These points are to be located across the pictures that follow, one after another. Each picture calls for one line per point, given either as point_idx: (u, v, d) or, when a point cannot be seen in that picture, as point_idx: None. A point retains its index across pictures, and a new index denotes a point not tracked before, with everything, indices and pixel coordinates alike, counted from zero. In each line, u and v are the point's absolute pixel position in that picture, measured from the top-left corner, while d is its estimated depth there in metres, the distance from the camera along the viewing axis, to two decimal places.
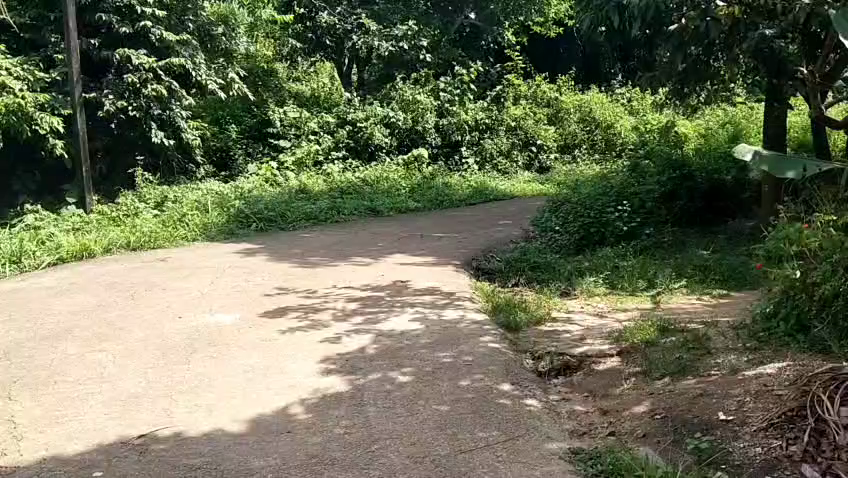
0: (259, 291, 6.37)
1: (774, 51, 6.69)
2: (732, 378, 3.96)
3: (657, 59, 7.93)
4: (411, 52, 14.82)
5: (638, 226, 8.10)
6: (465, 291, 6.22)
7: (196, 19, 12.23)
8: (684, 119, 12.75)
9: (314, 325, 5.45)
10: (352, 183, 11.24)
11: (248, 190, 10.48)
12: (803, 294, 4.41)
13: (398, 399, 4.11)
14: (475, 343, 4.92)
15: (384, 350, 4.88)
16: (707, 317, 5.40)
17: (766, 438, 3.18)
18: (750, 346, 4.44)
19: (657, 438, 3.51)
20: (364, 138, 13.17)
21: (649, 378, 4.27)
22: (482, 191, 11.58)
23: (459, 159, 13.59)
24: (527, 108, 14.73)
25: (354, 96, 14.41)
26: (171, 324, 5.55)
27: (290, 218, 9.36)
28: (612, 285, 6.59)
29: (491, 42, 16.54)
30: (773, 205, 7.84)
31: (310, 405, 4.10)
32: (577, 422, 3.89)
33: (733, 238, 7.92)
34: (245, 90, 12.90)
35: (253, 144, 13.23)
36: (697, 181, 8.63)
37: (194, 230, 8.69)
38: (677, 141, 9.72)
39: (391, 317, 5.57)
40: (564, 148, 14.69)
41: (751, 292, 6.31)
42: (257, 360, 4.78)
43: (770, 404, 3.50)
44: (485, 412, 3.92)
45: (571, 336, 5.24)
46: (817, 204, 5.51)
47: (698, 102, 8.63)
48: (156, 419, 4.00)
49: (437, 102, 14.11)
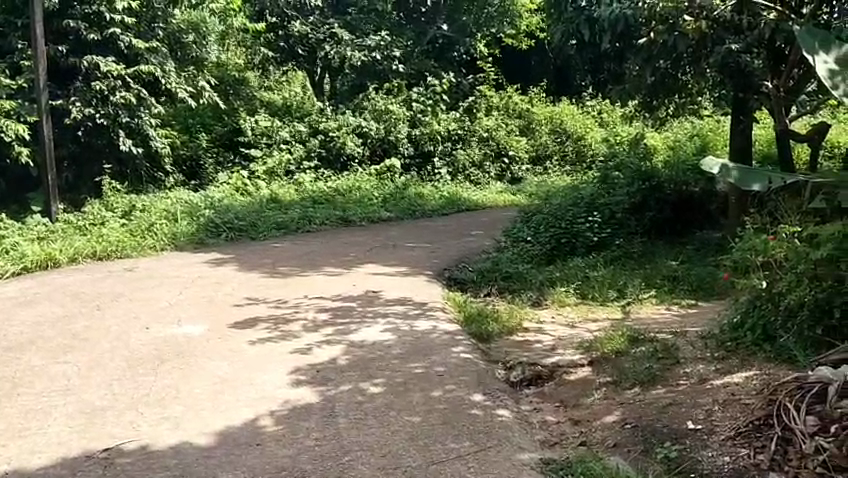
0: (228, 301, 6.30)
1: (740, 67, 6.75)
2: (699, 388, 4.02)
3: (626, 72, 8.01)
4: (383, 62, 14.92)
5: (608, 237, 8.24)
6: (437, 301, 6.22)
7: (166, 26, 12.10)
8: (653, 131, 12.92)
9: (284, 335, 5.39)
10: (324, 193, 11.19)
11: (218, 199, 10.38)
12: (769, 303, 4.51)
13: (369, 410, 4.08)
14: (447, 353, 4.92)
15: (355, 360, 4.85)
16: (675, 327, 5.45)
17: (735, 447, 3.26)
18: (717, 355, 4.49)
19: (627, 447, 3.53)
20: (336, 148, 13.16)
21: (619, 387, 4.29)
22: (455, 201, 11.60)
23: (432, 170, 13.62)
24: (499, 120, 14.82)
25: (326, 106, 14.43)
26: (138, 335, 5.45)
27: (261, 228, 9.25)
28: (583, 295, 6.63)
29: (463, 53, 16.45)
30: (740, 215, 7.98)
31: (280, 417, 4.05)
32: (548, 432, 3.90)
33: (701, 249, 8.03)
34: (216, 99, 12.83)
35: (224, 153, 13.12)
36: (666, 193, 8.75)
37: (162, 239, 8.56)
38: (645, 153, 9.86)
39: (362, 328, 5.53)
40: (535, 160, 14.75)
41: (719, 302, 6.40)
42: (225, 372, 4.71)
43: (737, 414, 3.59)
44: (456, 423, 3.91)
45: (542, 346, 5.26)
46: (782, 215, 5.64)
47: (667, 115, 8.77)
48: (122, 431, 3.92)
49: (410, 113, 14.13)
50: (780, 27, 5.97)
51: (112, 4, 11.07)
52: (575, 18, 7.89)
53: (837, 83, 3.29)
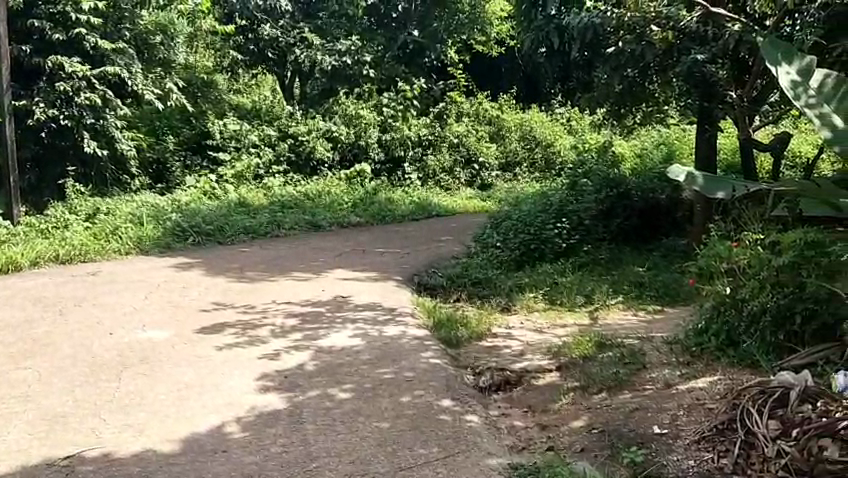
0: (194, 306, 6.21)
1: (705, 76, 6.69)
2: (665, 393, 4.06)
3: (595, 80, 8.01)
4: (354, 67, 14.83)
5: (577, 243, 8.33)
6: (406, 306, 6.21)
7: (133, 28, 11.94)
8: (621, 140, 13.07)
9: (252, 341, 5.33)
10: (293, 197, 11.11)
11: (185, 202, 10.26)
12: (733, 309, 4.56)
13: (337, 416, 4.05)
14: (417, 359, 4.91)
15: (323, 366, 4.81)
16: (642, 332, 5.51)
17: (699, 451, 3.28)
18: (682, 360, 4.51)
19: (595, 451, 3.55)
20: (306, 153, 13.11)
21: (587, 393, 4.32)
22: (425, 207, 11.58)
23: (402, 175, 13.66)
24: (469, 126, 14.84)
25: (296, 110, 14.35)
26: (101, 340, 5.35)
27: (229, 232, 9.14)
28: (551, 300, 6.67)
29: (434, 59, 16.29)
30: (705, 223, 8.10)
31: (246, 423, 4.00)
32: (516, 437, 3.91)
33: (667, 256, 8.14)
34: (184, 101, 12.67)
35: (192, 156, 13.04)
36: (633, 200, 8.85)
37: (127, 243, 8.42)
38: (613, 161, 9.95)
39: (331, 333, 5.49)
40: (505, 166, 14.79)
41: (685, 308, 6.48)
42: (191, 378, 4.64)
43: (702, 418, 3.64)
44: (424, 428, 3.90)
45: (511, 351, 5.28)
46: (744, 223, 5.77)
47: (634, 123, 8.87)
48: (84, 439, 3.83)
49: (380, 118, 14.13)
50: (742, 41, 6.23)
51: (78, 4, 10.90)
52: (544, 26, 7.86)
53: (798, 94, 3.33)
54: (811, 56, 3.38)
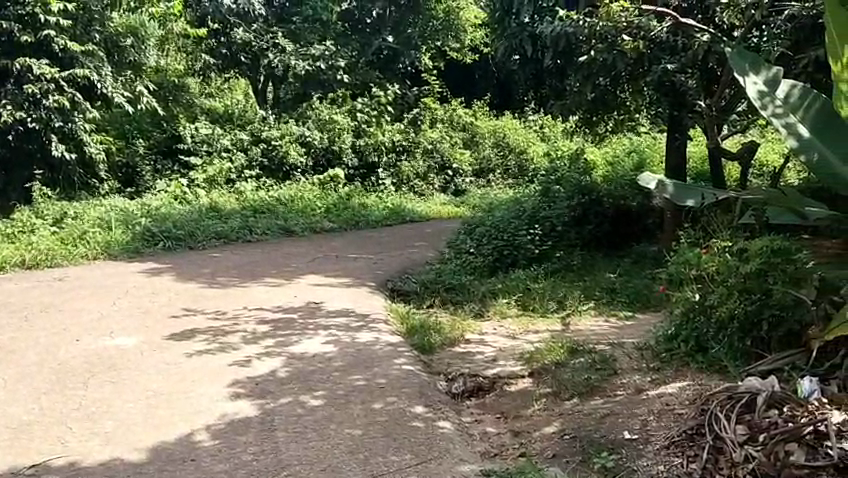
0: (164, 312, 6.13)
1: (675, 85, 7.01)
2: (636, 398, 4.07)
3: (567, 88, 8.12)
4: (328, 72, 14.78)
5: (549, 249, 8.39)
6: (380, 313, 6.19)
7: (103, 30, 11.78)
8: (593, 147, 13.20)
9: (223, 347, 5.27)
10: (266, 202, 11.04)
11: (155, 207, 10.14)
12: (702, 316, 4.60)
13: (309, 424, 4.02)
14: (389, 365, 4.89)
15: (295, 372, 4.78)
16: (613, 338, 5.55)
17: (669, 456, 3.24)
18: (652, 366, 4.55)
19: (566, 457, 3.58)
20: (279, 157, 13.04)
21: (559, 399, 4.34)
22: (399, 212, 11.57)
23: (376, 181, 13.63)
24: (443, 132, 14.87)
25: (269, 114, 14.26)
26: (68, 347, 5.25)
27: (200, 237, 9.05)
28: (524, 306, 6.70)
29: (408, 65, 16.39)
30: (675, 230, 8.20)
31: (216, 431, 3.95)
32: (489, 443, 3.93)
33: (637, 262, 8.23)
34: (155, 105, 12.49)
35: (162, 160, 12.91)
36: (604, 207, 8.95)
37: (95, 247, 8.30)
38: (586, 168, 10.03)
39: (303, 340, 5.45)
40: (479, 173, 14.83)
41: (655, 313, 6.55)
42: (159, 385, 4.57)
43: (671, 423, 3.60)
44: (397, 435, 3.89)
45: (484, 357, 5.29)
46: (713, 230, 5.87)
47: (606, 130, 8.98)
48: (50, 448, 3.76)
49: (354, 123, 14.10)
50: (713, 49, 6.21)
51: (47, 6, 10.74)
52: (517, 34, 7.83)
53: (765, 103, 3.58)
54: (778, 69, 3.66)
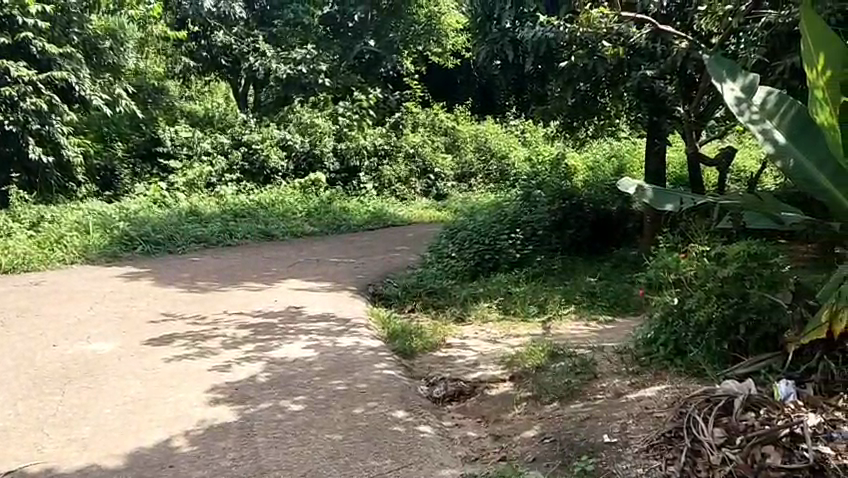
0: (142, 317, 6.06)
1: (654, 91, 7.15)
2: (616, 402, 4.08)
3: (548, 93, 8.22)
4: (310, 75, 14.69)
5: (530, 253, 8.41)
6: (361, 317, 6.17)
7: (82, 32, 11.65)
8: (573, 152, 13.28)
9: (202, 353, 5.23)
10: (246, 206, 10.97)
11: (134, 211, 10.04)
12: (681, 320, 4.62)
13: (289, 429, 4.00)
14: (370, 370, 4.88)
15: (276, 377, 4.75)
16: (593, 342, 5.58)
17: (647, 459, 3.22)
18: (632, 369, 4.57)
19: (546, 461, 3.59)
20: (259, 161, 12.96)
21: (539, 403, 4.36)
22: (380, 216, 11.55)
23: (357, 185, 13.61)
24: (425, 137, 14.88)
25: (249, 118, 14.20)
26: (44, 353, 5.18)
27: (180, 241, 8.98)
28: (505, 310, 6.71)
29: (390, 69, 16.30)
30: (654, 235, 8.27)
31: (195, 437, 3.91)
32: (469, 447, 3.93)
33: (617, 266, 8.28)
34: (134, 107, 12.36)
35: (141, 164, 12.83)
36: (584, 211, 8.99)
37: (73, 251, 8.20)
38: (566, 173, 10.10)
39: (284, 344, 5.42)
40: (461, 177, 14.85)
41: (635, 316, 6.59)
42: (137, 390, 4.53)
43: (650, 426, 3.59)
44: (377, 440, 3.88)
45: (465, 362, 5.29)
46: (691, 235, 5.93)
47: (587, 135, 9.04)
48: (25, 455, 3.70)
49: (335, 127, 14.05)
50: (691, 56, 6.24)
51: (25, 7, 10.60)
52: (498, 40, 7.91)
53: (742, 111, 3.67)
54: (754, 75, 3.72)
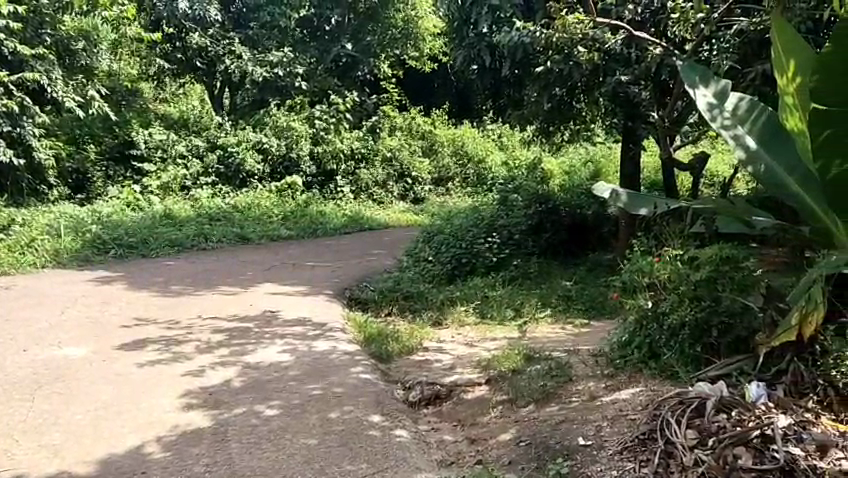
0: (115, 322, 5.98)
1: (629, 97, 7.18)
2: (590, 405, 4.10)
3: (525, 98, 8.28)
4: (286, 79, 14.85)
5: (507, 257, 8.43)
6: (337, 321, 6.14)
7: (55, 33, 11.46)
8: (550, 157, 13.36)
9: (176, 357, 5.17)
10: (221, 210, 10.88)
11: (106, 214, 9.90)
12: (654, 323, 4.65)
13: (263, 434, 3.96)
14: (346, 374, 4.86)
15: (251, 382, 4.71)
16: (569, 345, 5.62)
17: (622, 461, 3.23)
18: (607, 373, 4.60)
19: (521, 464, 3.60)
20: (235, 164, 12.84)
21: (515, 406, 4.37)
22: (357, 220, 11.52)
23: (334, 188, 13.53)
24: (403, 141, 14.90)
25: (225, 120, 14.09)
26: (14, 358, 5.09)
27: (154, 245, 8.86)
28: (481, 314, 6.73)
29: (367, 73, 16.37)
30: (629, 239, 8.33)
31: (168, 443, 3.87)
32: (445, 452, 3.93)
33: (593, 270, 8.35)
34: (107, 109, 12.21)
35: (114, 167, 12.62)
36: (560, 215, 9.04)
37: (44, 255, 8.07)
38: (542, 177, 10.17)
39: (259, 349, 5.38)
40: (438, 181, 14.87)
41: (610, 320, 6.64)
42: (109, 396, 4.47)
43: (624, 429, 3.61)
44: (353, 444, 3.86)
45: (442, 365, 5.29)
46: (665, 239, 5.99)
47: (562, 140, 9.10)
48: None
49: (312, 130, 13.99)
50: (665, 62, 6.32)
51: None
52: (475, 44, 7.96)
53: (714, 116, 3.91)
54: (725, 82, 4.00)
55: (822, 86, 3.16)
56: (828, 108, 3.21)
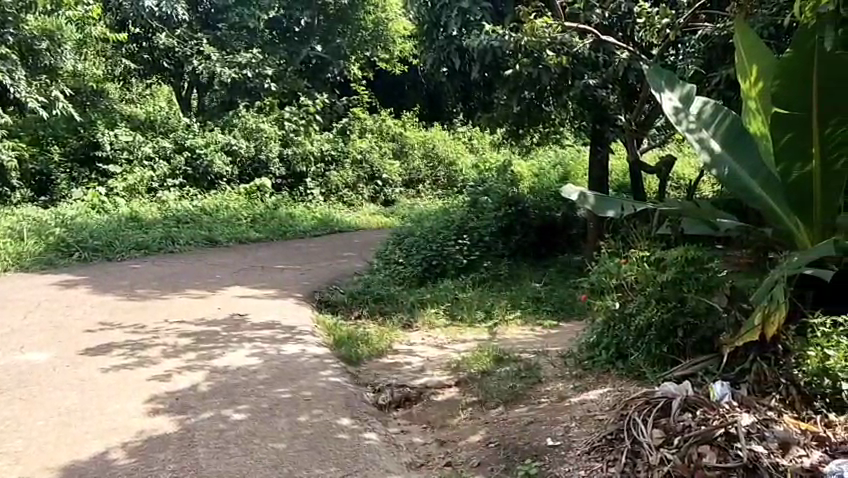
0: (79, 326, 5.86)
1: (597, 100, 7.23)
2: (559, 405, 4.14)
3: (495, 100, 8.31)
4: (255, 80, 14.77)
5: (477, 260, 8.47)
6: (307, 324, 6.10)
7: (18, 33, 11.08)
8: (520, 159, 13.45)
9: (142, 362, 5.09)
10: (189, 212, 10.78)
11: (71, 216, 9.74)
12: (621, 324, 4.70)
13: (231, 438, 3.92)
14: (316, 377, 4.84)
15: (218, 386, 4.66)
16: (539, 347, 5.66)
17: (589, 461, 3.26)
18: (575, 374, 4.65)
19: (491, 466, 3.62)
20: (203, 166, 12.72)
21: (485, 407, 4.38)
22: (326, 222, 11.49)
23: (304, 190, 13.49)
24: (373, 143, 14.89)
25: (193, 121, 13.94)
26: None
27: (119, 248, 8.73)
28: (451, 315, 6.75)
29: (337, 75, 16.42)
30: (597, 240, 8.42)
31: (133, 449, 3.81)
32: (415, 454, 3.93)
33: (562, 272, 8.43)
34: (71, 110, 12.00)
35: (79, 168, 12.40)
36: (530, 217, 9.12)
37: (5, 258, 7.90)
38: (512, 179, 10.22)
39: (227, 353, 5.32)
40: (408, 183, 14.91)
41: (579, 321, 6.70)
42: (72, 401, 4.38)
43: (592, 429, 3.64)
44: (322, 448, 3.84)
45: (411, 368, 5.29)
46: (632, 241, 6.06)
47: (532, 143, 9.16)
48: None
49: (282, 131, 13.90)
50: (632, 65, 6.40)
51: None
52: (445, 47, 7.94)
53: (680, 119, 4.15)
54: (689, 87, 4.24)
55: (783, 91, 3.52)
56: (790, 111, 3.56)
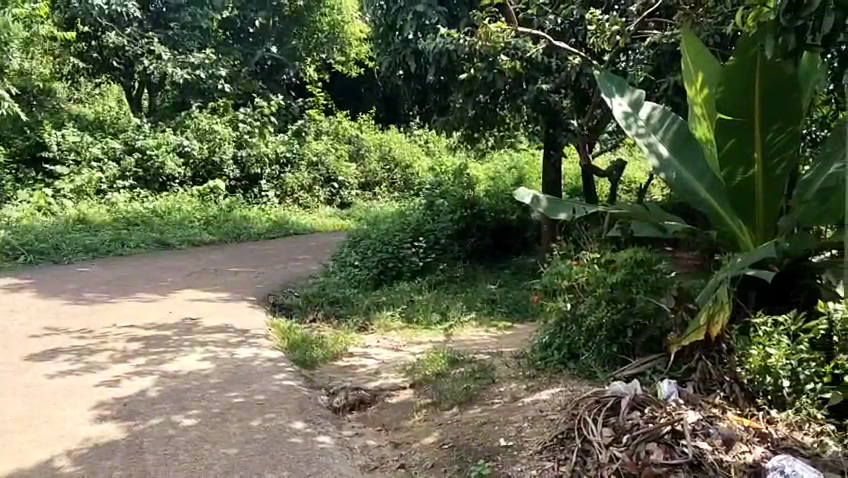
0: (22, 332, 5.68)
1: (549, 103, 7.26)
2: (512, 406, 4.18)
3: (452, 104, 8.36)
4: (208, 80, 14.51)
5: (433, 262, 8.52)
6: (261, 328, 6.05)
7: None
8: (476, 163, 13.57)
9: (89, 368, 4.97)
10: (139, 214, 10.60)
11: (15, 220, 9.51)
12: (572, 325, 4.76)
13: (181, 445, 3.86)
14: (269, 381, 4.81)
15: (167, 392, 4.58)
16: (493, 348, 5.71)
17: (540, 460, 3.30)
18: (528, 374, 4.69)
19: (444, 467, 3.64)
20: (155, 167, 12.51)
21: (439, 409, 4.41)
22: (282, 225, 11.39)
23: (258, 192, 13.39)
24: (329, 144, 14.81)
25: (144, 122, 13.65)
26: None
27: (66, 250, 8.53)
28: (408, 318, 6.75)
29: (292, 77, 16.69)
30: (550, 242, 8.54)
31: (79, 456, 3.73)
32: (368, 456, 3.92)
33: (517, 273, 8.53)
34: (17, 110, 11.58)
35: (25, 168, 12.09)
36: (485, 220, 9.23)
37: None
38: (469, 182, 10.31)
39: (178, 357, 5.23)
40: (364, 185, 14.92)
41: (533, 323, 6.78)
42: (16, 409, 4.26)
43: (544, 428, 3.68)
44: (275, 452, 3.82)
45: (366, 370, 5.28)
46: (583, 242, 6.17)
47: (487, 146, 9.25)
48: None
49: (235, 133, 13.74)
50: (584, 71, 6.56)
51: None
52: (400, 50, 7.88)
53: (630, 123, 4.24)
54: (639, 92, 4.34)
55: (727, 98, 3.71)
56: (732, 117, 3.74)
